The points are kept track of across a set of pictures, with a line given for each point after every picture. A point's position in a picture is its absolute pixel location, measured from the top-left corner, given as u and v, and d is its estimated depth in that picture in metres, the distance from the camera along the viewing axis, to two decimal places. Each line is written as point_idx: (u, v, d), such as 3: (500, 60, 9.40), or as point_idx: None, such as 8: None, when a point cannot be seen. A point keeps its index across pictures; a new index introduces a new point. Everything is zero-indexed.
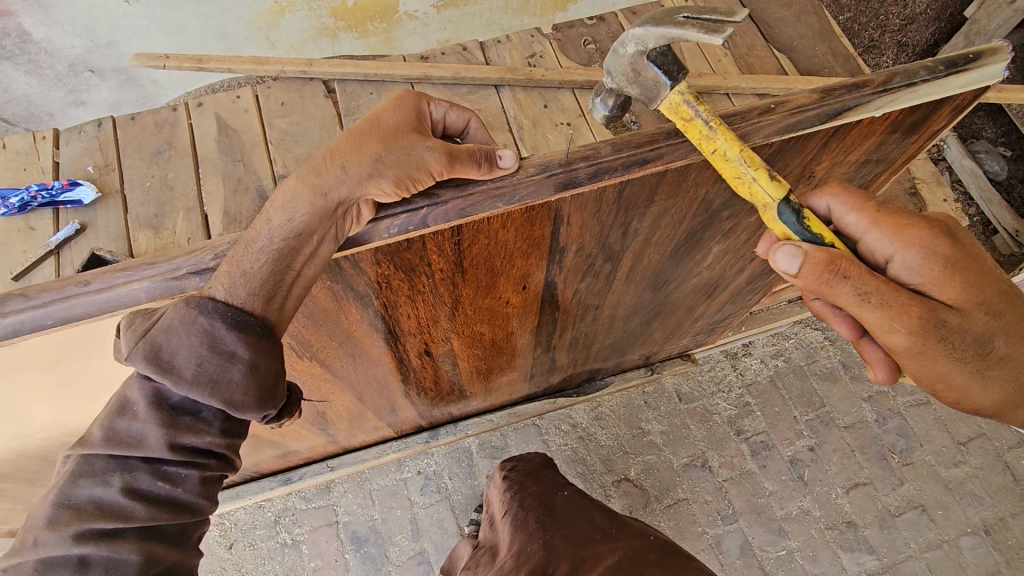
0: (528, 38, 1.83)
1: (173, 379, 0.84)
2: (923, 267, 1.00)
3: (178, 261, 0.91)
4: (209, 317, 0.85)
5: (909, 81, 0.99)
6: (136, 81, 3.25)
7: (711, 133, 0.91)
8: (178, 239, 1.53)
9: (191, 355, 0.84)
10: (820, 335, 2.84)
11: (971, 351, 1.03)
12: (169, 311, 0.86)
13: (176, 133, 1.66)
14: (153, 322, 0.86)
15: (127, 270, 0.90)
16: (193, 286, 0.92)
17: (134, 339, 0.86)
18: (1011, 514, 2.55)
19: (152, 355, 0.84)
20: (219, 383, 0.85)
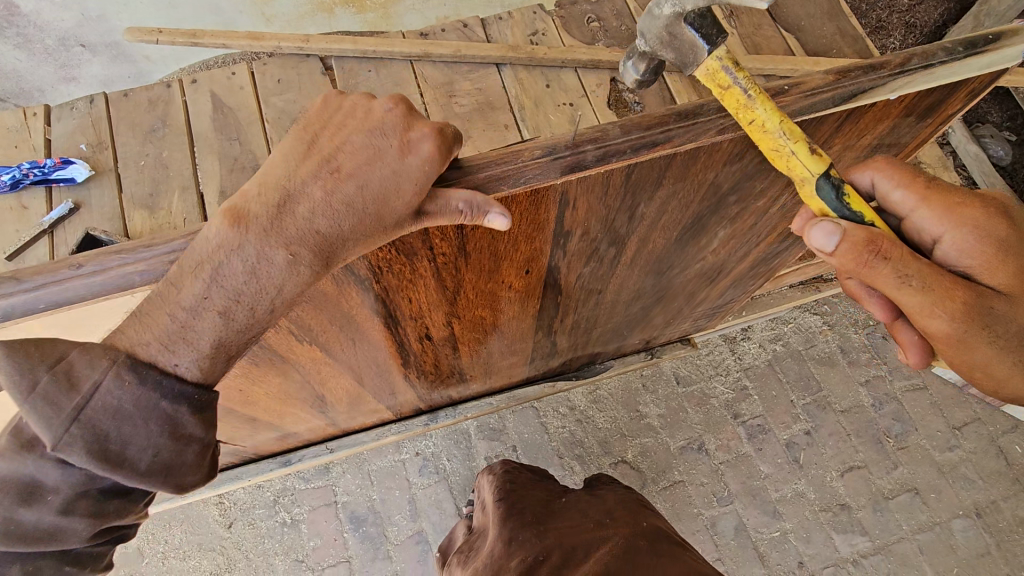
0: (530, 15, 1.83)
1: (123, 470, 0.84)
2: (972, 248, 1.01)
3: (173, 243, 0.89)
4: (171, 403, 0.87)
5: (928, 62, 0.96)
6: (128, 56, 3.18)
7: (750, 103, 0.88)
8: (174, 219, 1.52)
9: (142, 440, 0.85)
10: (819, 320, 2.84)
11: (1017, 341, 1.02)
12: (111, 391, 0.82)
13: (170, 111, 1.64)
14: (82, 401, 0.81)
15: (121, 253, 0.88)
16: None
17: (61, 419, 0.80)
18: (1002, 498, 2.58)
19: (97, 442, 0.83)
20: (174, 470, 0.88)
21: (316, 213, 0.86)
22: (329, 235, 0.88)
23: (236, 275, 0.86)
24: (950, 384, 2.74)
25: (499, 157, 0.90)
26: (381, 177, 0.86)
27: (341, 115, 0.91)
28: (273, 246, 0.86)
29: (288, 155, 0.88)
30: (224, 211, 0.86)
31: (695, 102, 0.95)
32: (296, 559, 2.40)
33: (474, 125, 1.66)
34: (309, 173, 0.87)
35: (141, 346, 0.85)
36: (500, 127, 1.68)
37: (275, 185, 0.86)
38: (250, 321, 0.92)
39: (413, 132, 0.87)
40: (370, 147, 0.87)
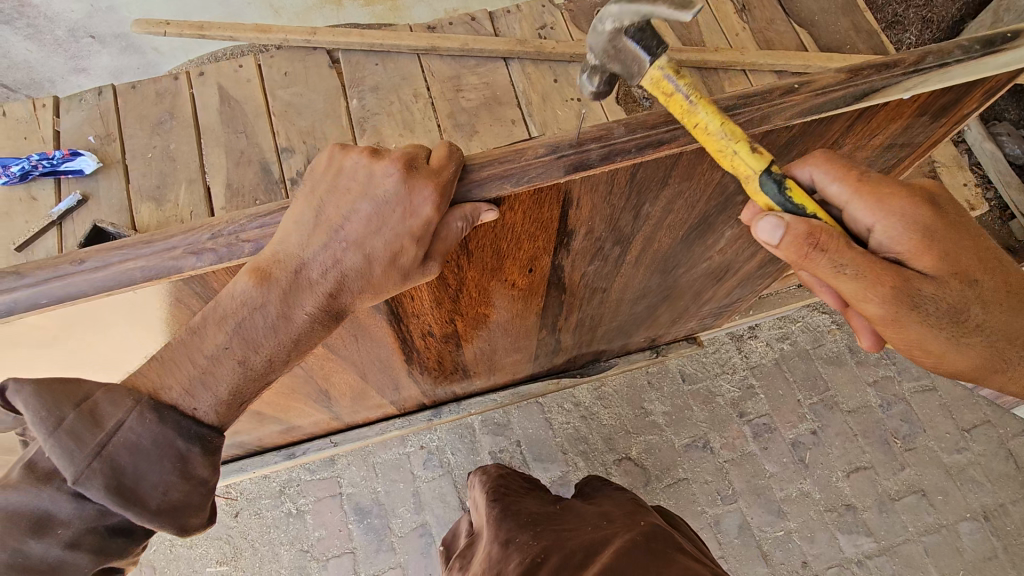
0: (539, 9, 1.83)
1: (135, 507, 0.87)
2: (901, 236, 0.98)
3: (173, 239, 0.88)
4: (186, 442, 0.91)
5: (943, 60, 0.94)
6: (137, 48, 3.19)
7: (692, 107, 0.86)
8: (180, 212, 1.54)
9: (158, 479, 0.88)
10: (828, 319, 2.81)
11: (947, 319, 1.01)
12: (134, 428, 0.86)
13: (177, 103, 1.65)
14: (107, 437, 0.84)
15: (122, 249, 0.88)
16: (190, 267, 0.89)
17: (84, 454, 0.83)
18: (1011, 501, 2.55)
19: (113, 478, 0.85)
20: (181, 510, 0.91)
21: (329, 277, 0.91)
22: (341, 293, 0.93)
23: (258, 330, 0.92)
24: (960, 385, 2.71)
25: (500, 154, 0.88)
26: (385, 240, 0.88)
27: (345, 176, 0.89)
28: (294, 307, 0.92)
29: (299, 224, 0.87)
30: (247, 269, 0.88)
31: None
32: (302, 549, 2.42)
33: (480, 120, 1.66)
34: (320, 243, 0.88)
35: (164, 390, 0.90)
36: (508, 122, 1.68)
37: (289, 256, 0.88)
38: (265, 369, 0.96)
39: (414, 196, 0.85)
40: (372, 214, 0.87)
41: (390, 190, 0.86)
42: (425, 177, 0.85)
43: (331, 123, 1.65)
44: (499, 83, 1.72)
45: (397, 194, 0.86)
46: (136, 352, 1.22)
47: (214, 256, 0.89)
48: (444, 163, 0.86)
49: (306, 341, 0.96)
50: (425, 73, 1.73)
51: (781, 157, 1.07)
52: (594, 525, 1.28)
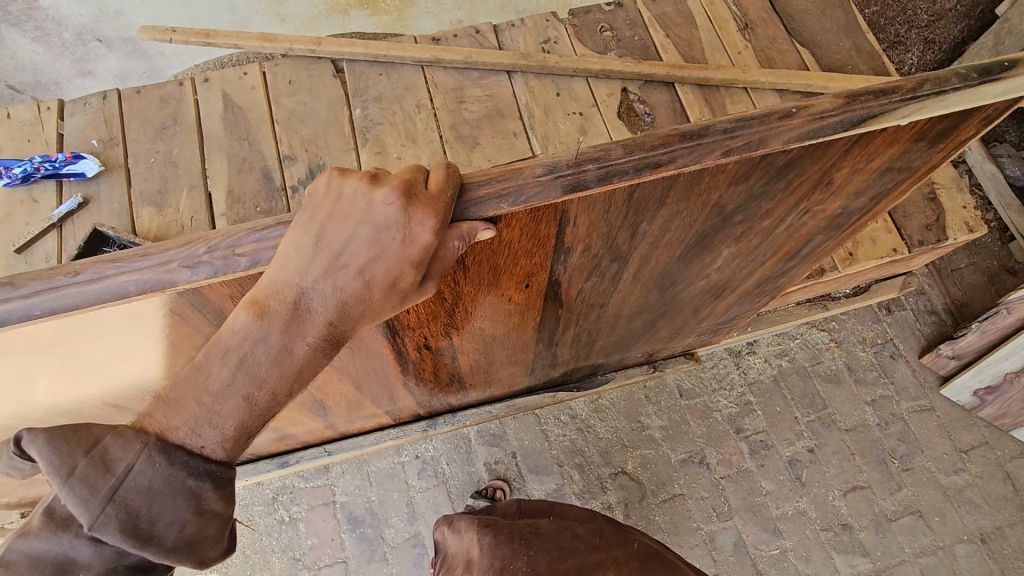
0: (542, 24, 1.98)
1: (151, 546, 0.88)
2: None
3: (170, 253, 0.88)
4: (197, 479, 0.91)
5: (940, 88, 0.92)
6: (143, 52, 3.20)
7: None
8: (179, 217, 1.67)
9: (173, 518, 0.89)
10: (826, 337, 2.80)
11: None
12: (143, 472, 0.87)
13: (181, 108, 1.78)
14: (118, 482, 0.86)
15: (118, 262, 0.87)
16: (186, 280, 0.88)
17: (98, 500, 0.85)
18: (1008, 524, 2.53)
19: (129, 522, 0.86)
20: (196, 544, 0.92)
21: (329, 306, 0.90)
22: (342, 320, 0.91)
23: (260, 364, 0.89)
24: (959, 406, 2.70)
25: (495, 172, 0.88)
26: (385, 266, 0.88)
27: (343, 203, 0.88)
28: (296, 337, 0.89)
29: (297, 252, 0.86)
30: (245, 303, 0.88)
31: (701, 122, 0.91)
32: (293, 557, 2.40)
33: (483, 131, 1.79)
34: (319, 271, 0.87)
35: (171, 430, 0.89)
36: (511, 133, 1.81)
37: (286, 285, 0.86)
38: (272, 403, 0.94)
39: (413, 222, 0.85)
40: (370, 240, 0.86)
41: (389, 217, 0.85)
42: (424, 203, 0.85)
43: (333, 132, 1.77)
44: (501, 95, 1.86)
45: (396, 221, 0.85)
46: (128, 359, 1.21)
47: (211, 269, 0.88)
48: (442, 188, 0.86)
49: (310, 372, 0.94)
50: (428, 83, 1.86)
51: (781, 179, 1.05)
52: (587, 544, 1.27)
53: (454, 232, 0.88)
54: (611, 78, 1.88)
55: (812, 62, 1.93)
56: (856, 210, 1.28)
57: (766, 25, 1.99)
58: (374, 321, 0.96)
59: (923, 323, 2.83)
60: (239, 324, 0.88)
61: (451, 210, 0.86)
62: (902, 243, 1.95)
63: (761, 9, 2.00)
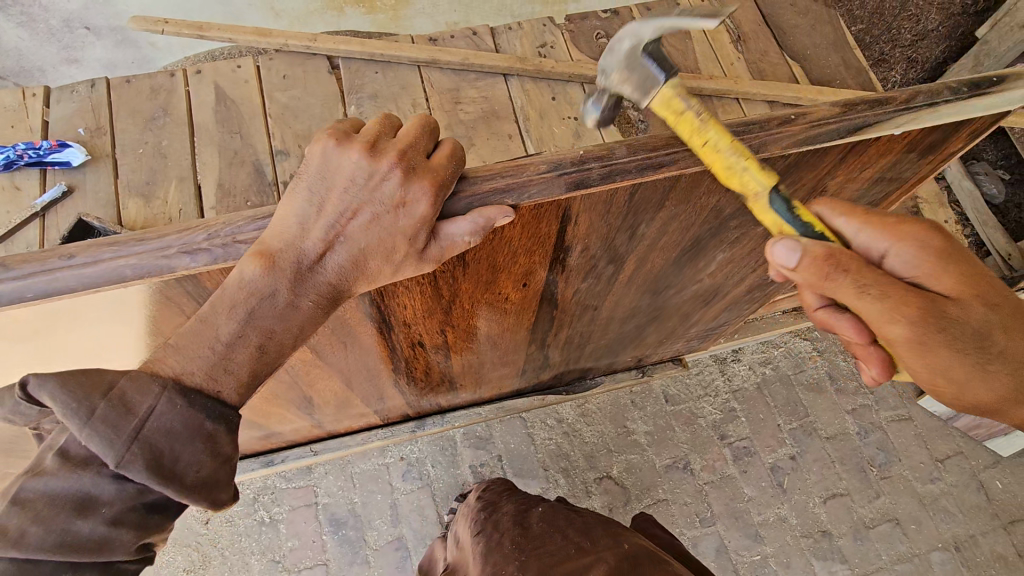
0: (539, 28, 2.03)
1: (173, 485, 0.86)
2: (912, 262, 1.00)
3: (168, 238, 0.86)
4: (213, 422, 0.90)
5: (933, 100, 0.93)
6: (131, 42, 3.15)
7: (702, 126, 0.89)
8: (169, 210, 1.66)
9: (193, 459, 0.87)
10: (809, 346, 2.85)
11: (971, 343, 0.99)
12: (164, 413, 0.86)
13: (172, 100, 1.79)
14: (140, 422, 0.84)
15: (115, 245, 0.85)
16: (183, 267, 0.87)
17: (121, 439, 0.83)
18: (981, 532, 2.59)
19: (153, 460, 0.85)
20: (213, 487, 0.90)
21: (329, 267, 0.90)
22: (340, 280, 0.92)
23: (269, 316, 0.91)
24: (935, 416, 2.76)
25: (501, 168, 0.88)
26: (378, 233, 0.88)
27: (341, 167, 0.87)
28: (301, 292, 0.90)
29: (298, 212, 0.87)
30: (254, 254, 0.86)
31: (701, 123, 0.91)
32: (273, 559, 2.36)
33: (478, 132, 1.83)
34: (319, 232, 0.87)
35: (187, 375, 0.88)
36: (504, 136, 1.84)
37: (287, 239, 0.86)
38: (278, 354, 0.95)
39: (411, 193, 0.85)
40: (365, 208, 0.87)
41: (387, 185, 0.86)
42: (423, 175, 0.85)
43: (326, 128, 1.80)
44: (498, 97, 1.89)
45: (393, 188, 0.86)
46: (111, 351, 1.19)
47: (210, 257, 0.87)
48: (446, 165, 0.87)
49: (311, 326, 0.95)
50: (424, 83, 1.90)
51: (777, 185, 1.06)
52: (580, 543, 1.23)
53: (456, 226, 0.88)
54: None
55: (800, 76, 2.00)
56: None
57: (756, 37, 2.06)
58: (369, 286, 0.97)
59: None
60: (251, 272, 0.86)
61: (449, 185, 0.87)
62: None
63: (752, 22, 2.08)
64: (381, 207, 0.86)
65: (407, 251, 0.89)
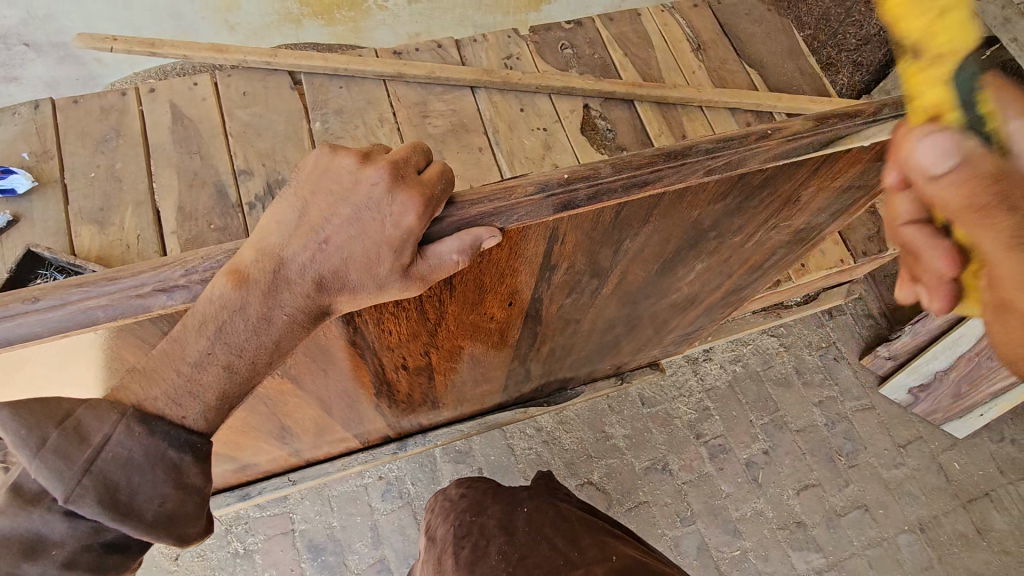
0: (505, 40, 2.04)
1: (131, 521, 0.81)
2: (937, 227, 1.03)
3: (142, 277, 0.81)
4: (178, 451, 0.85)
5: (898, 113, 0.97)
6: (76, 58, 2.98)
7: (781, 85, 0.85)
8: (126, 236, 1.62)
9: (152, 493, 0.83)
10: (776, 342, 2.93)
11: None
12: (122, 443, 0.80)
13: (124, 120, 1.74)
14: (95, 452, 0.79)
15: (84, 286, 0.80)
16: (160, 307, 0.82)
17: (73, 472, 0.78)
18: (943, 513, 2.70)
19: (107, 494, 0.80)
20: (177, 520, 0.85)
21: (305, 276, 0.85)
22: (319, 298, 0.87)
23: (239, 333, 0.84)
24: (895, 404, 2.88)
25: (488, 191, 0.86)
26: (363, 245, 0.84)
27: (331, 181, 0.86)
28: (274, 307, 0.85)
29: (280, 225, 0.84)
30: (226, 271, 0.81)
31: (685, 143, 0.92)
32: None
33: (448, 146, 1.83)
34: (300, 244, 0.83)
35: (149, 401, 0.82)
36: (474, 148, 1.85)
37: (268, 256, 0.82)
38: (251, 372, 0.89)
39: (398, 204, 0.82)
40: (351, 220, 0.83)
41: (374, 196, 0.83)
42: (411, 187, 0.83)
43: (290, 146, 1.77)
44: (466, 111, 1.90)
45: (379, 200, 0.83)
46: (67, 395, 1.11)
47: (190, 294, 0.83)
48: (434, 179, 0.84)
49: (286, 344, 0.90)
50: (390, 97, 1.88)
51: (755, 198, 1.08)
52: (565, 543, 1.17)
53: (449, 244, 0.85)
54: (573, 95, 1.95)
55: (759, 83, 2.06)
56: (815, 227, 1.35)
57: (716, 46, 2.12)
58: (350, 306, 0.92)
59: (862, 326, 3.01)
60: (219, 290, 0.80)
61: (440, 200, 0.84)
62: (846, 253, 2.06)
63: (710, 31, 2.14)
64: (368, 219, 0.83)
65: (390, 265, 0.85)
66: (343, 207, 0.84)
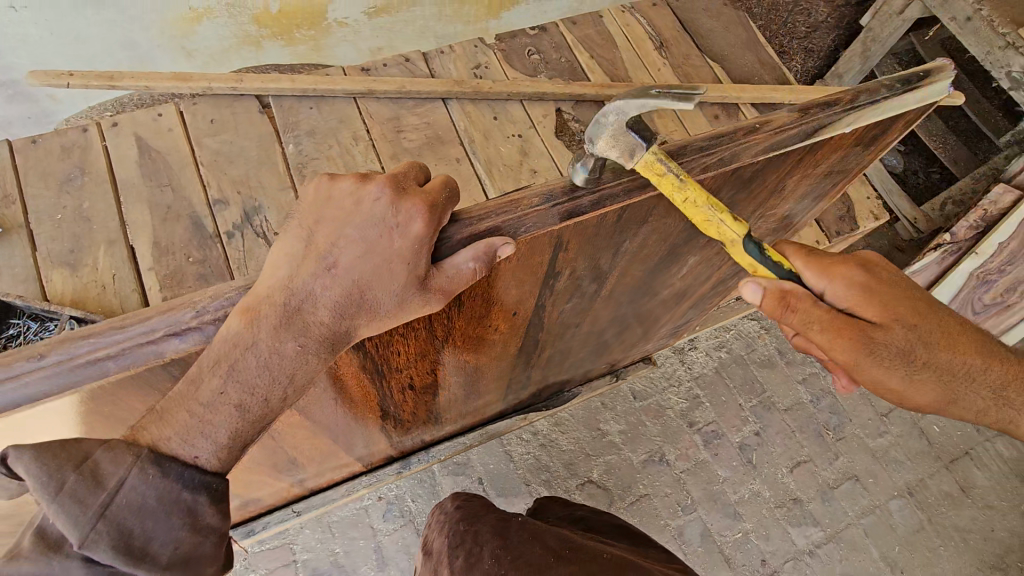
0: (472, 50, 2.05)
1: (145, 564, 0.83)
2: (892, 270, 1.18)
3: (152, 322, 0.78)
4: (192, 493, 0.86)
5: (874, 98, 0.99)
6: (28, 96, 2.84)
7: (682, 187, 0.90)
8: (99, 276, 1.58)
9: (167, 535, 0.84)
10: (757, 325, 3.00)
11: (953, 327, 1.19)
12: (136, 486, 0.82)
13: (87, 156, 1.68)
14: (110, 496, 0.80)
15: (91, 337, 0.77)
16: (174, 350, 0.80)
17: (88, 517, 0.79)
18: (928, 475, 2.80)
19: (121, 538, 0.82)
20: (192, 561, 0.87)
21: (320, 304, 0.84)
22: (338, 324, 0.86)
23: (251, 371, 0.83)
24: None
25: (495, 206, 0.86)
26: (374, 263, 0.83)
27: (333, 205, 0.85)
28: (286, 342, 0.83)
29: (288, 255, 0.83)
30: (239, 309, 0.80)
31: (679, 143, 0.93)
32: None
33: (425, 160, 1.83)
34: (310, 271, 0.83)
35: (163, 441, 0.83)
36: (452, 160, 1.86)
37: (279, 289, 0.81)
38: (265, 411, 0.89)
39: (403, 215, 0.81)
40: (358, 239, 0.83)
41: (378, 211, 0.82)
42: (414, 197, 0.82)
43: (263, 171, 1.75)
44: (439, 122, 1.90)
45: (384, 215, 0.82)
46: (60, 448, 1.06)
47: (203, 336, 0.81)
48: (437, 187, 0.84)
49: (302, 378, 0.88)
50: (362, 115, 1.86)
51: (745, 190, 1.10)
52: (558, 544, 1.11)
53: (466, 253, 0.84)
54: (544, 100, 1.97)
55: (722, 76, 2.12)
56: (796, 213, 1.39)
57: (677, 43, 2.17)
58: (371, 328, 0.90)
59: None
60: (235, 327, 0.80)
61: (446, 211, 0.84)
62: (821, 235, 2.13)
63: (671, 28, 2.19)
64: (377, 236, 0.82)
65: (406, 280, 0.83)
66: (347, 230, 0.83)
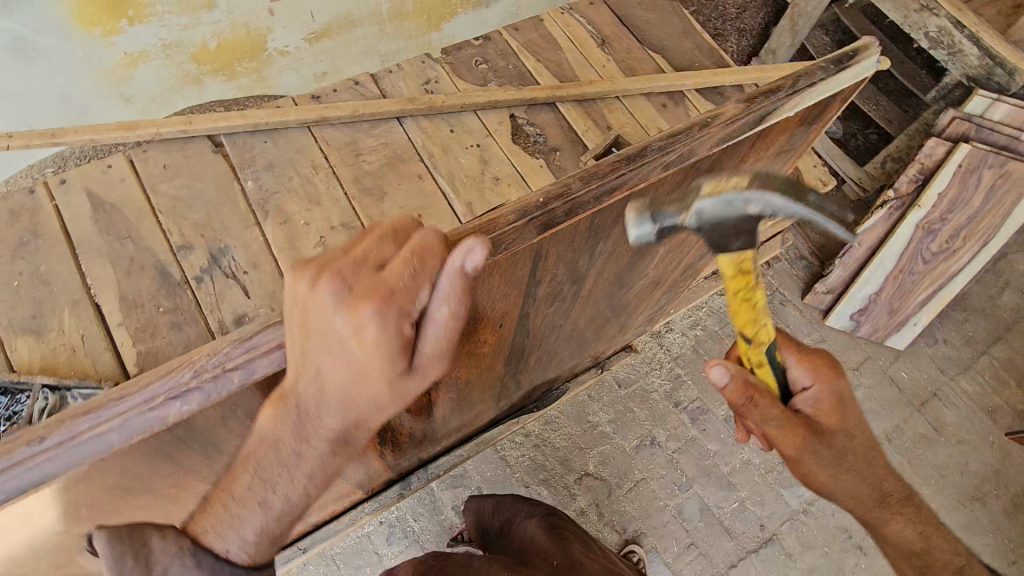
0: (420, 66, 2.07)
1: None
2: (827, 401, 1.30)
3: (151, 389, 0.84)
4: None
5: (812, 81, 1.05)
6: None
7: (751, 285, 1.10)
8: (68, 338, 1.54)
9: None
10: (727, 300, 3.09)
11: (841, 467, 1.30)
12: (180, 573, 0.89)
13: (39, 218, 1.64)
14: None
15: (94, 413, 0.82)
16: (175, 413, 0.85)
17: None
18: (902, 421, 2.95)
19: None
20: None
21: (330, 386, 0.88)
22: (353, 399, 0.90)
23: None
24: (841, 332, 3.11)
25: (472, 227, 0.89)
26: (362, 346, 0.84)
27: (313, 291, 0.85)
28: None
29: (293, 348, 0.88)
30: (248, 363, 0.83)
31: (638, 146, 0.98)
32: None
33: (387, 181, 1.84)
34: (314, 360, 0.86)
35: None
36: (414, 177, 1.86)
37: (296, 377, 0.88)
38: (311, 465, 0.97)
39: (369, 296, 0.81)
40: (338, 324, 0.83)
41: (350, 294, 0.82)
42: (378, 277, 0.82)
43: (226, 211, 1.73)
44: (397, 141, 1.91)
45: (353, 297, 0.81)
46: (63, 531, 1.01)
47: (202, 396, 0.86)
48: (400, 259, 0.82)
49: None
50: (318, 142, 1.86)
51: (705, 178, 1.15)
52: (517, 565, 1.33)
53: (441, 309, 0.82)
54: (498, 108, 2.00)
55: (665, 65, 2.19)
56: None
57: (618, 38, 2.23)
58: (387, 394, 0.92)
59: (798, 269, 3.23)
60: (235, 378, 0.87)
61: (411, 280, 0.82)
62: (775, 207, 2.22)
63: (611, 25, 2.25)
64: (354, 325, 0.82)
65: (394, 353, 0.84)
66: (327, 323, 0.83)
